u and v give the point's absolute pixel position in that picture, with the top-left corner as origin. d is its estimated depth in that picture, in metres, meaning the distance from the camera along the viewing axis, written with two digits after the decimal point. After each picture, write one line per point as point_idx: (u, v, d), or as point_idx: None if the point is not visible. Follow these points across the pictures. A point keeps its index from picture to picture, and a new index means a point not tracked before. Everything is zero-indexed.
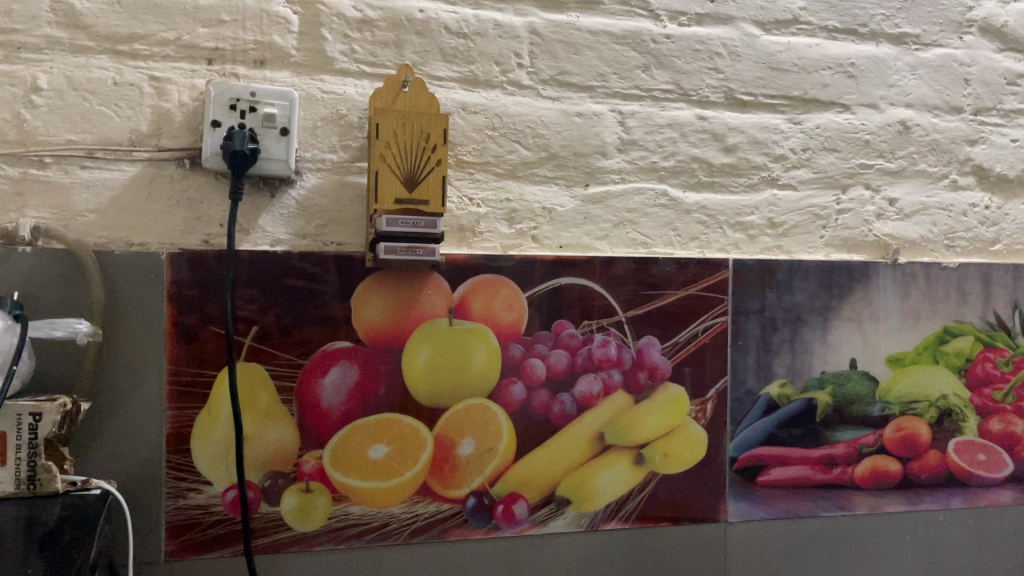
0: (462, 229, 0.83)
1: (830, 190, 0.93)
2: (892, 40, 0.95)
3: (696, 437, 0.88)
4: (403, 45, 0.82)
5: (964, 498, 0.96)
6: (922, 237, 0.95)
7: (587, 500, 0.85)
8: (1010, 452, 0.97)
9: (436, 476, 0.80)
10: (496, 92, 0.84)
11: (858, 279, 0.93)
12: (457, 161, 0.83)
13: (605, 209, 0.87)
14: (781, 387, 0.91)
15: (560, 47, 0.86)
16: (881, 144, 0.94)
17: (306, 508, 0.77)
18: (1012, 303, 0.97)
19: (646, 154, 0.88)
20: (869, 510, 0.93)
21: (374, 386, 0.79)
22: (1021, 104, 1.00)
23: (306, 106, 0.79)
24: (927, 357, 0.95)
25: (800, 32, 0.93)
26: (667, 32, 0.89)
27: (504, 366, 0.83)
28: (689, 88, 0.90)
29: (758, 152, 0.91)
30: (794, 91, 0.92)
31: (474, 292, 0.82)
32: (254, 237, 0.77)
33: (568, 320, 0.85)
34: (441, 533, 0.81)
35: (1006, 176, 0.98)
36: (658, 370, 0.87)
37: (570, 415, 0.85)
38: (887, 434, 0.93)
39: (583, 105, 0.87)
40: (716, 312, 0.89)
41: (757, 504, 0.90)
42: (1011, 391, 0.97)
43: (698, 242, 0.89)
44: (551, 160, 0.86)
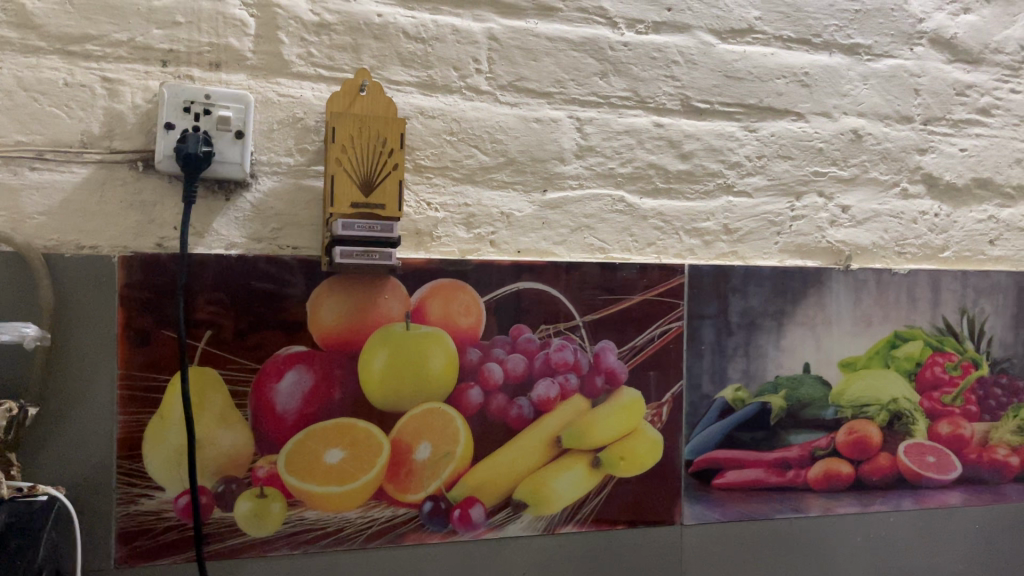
0: (420, 233, 0.83)
1: (784, 197, 0.94)
2: (845, 50, 0.97)
3: (652, 441, 0.89)
4: (360, 49, 0.82)
5: (914, 500, 0.98)
6: (874, 244, 0.97)
7: (544, 503, 0.85)
8: (959, 454, 0.99)
9: (392, 481, 0.80)
10: (454, 97, 0.85)
11: (811, 284, 0.94)
12: (415, 165, 0.83)
13: (562, 214, 0.88)
14: (736, 391, 0.92)
15: (517, 53, 0.87)
16: (834, 152, 0.96)
17: (261, 514, 0.76)
18: (961, 308, 0.99)
19: (604, 160, 0.89)
20: (822, 511, 0.95)
21: (330, 390, 0.79)
22: (971, 114, 1.02)
23: (262, 109, 0.79)
24: (879, 362, 0.97)
25: (755, 42, 0.94)
26: (625, 40, 0.90)
27: (461, 370, 0.83)
28: (646, 95, 0.91)
29: (714, 159, 0.92)
30: (749, 99, 0.94)
31: (432, 296, 0.82)
32: (209, 241, 0.77)
33: (526, 325, 0.85)
34: (397, 537, 0.81)
35: (955, 185, 1.00)
36: (615, 374, 0.88)
37: (527, 419, 0.85)
38: (839, 437, 0.95)
39: (541, 111, 0.87)
40: (672, 317, 0.90)
41: (712, 507, 0.91)
42: (960, 395, 0.99)
43: (655, 248, 0.90)
44: (509, 165, 0.86)
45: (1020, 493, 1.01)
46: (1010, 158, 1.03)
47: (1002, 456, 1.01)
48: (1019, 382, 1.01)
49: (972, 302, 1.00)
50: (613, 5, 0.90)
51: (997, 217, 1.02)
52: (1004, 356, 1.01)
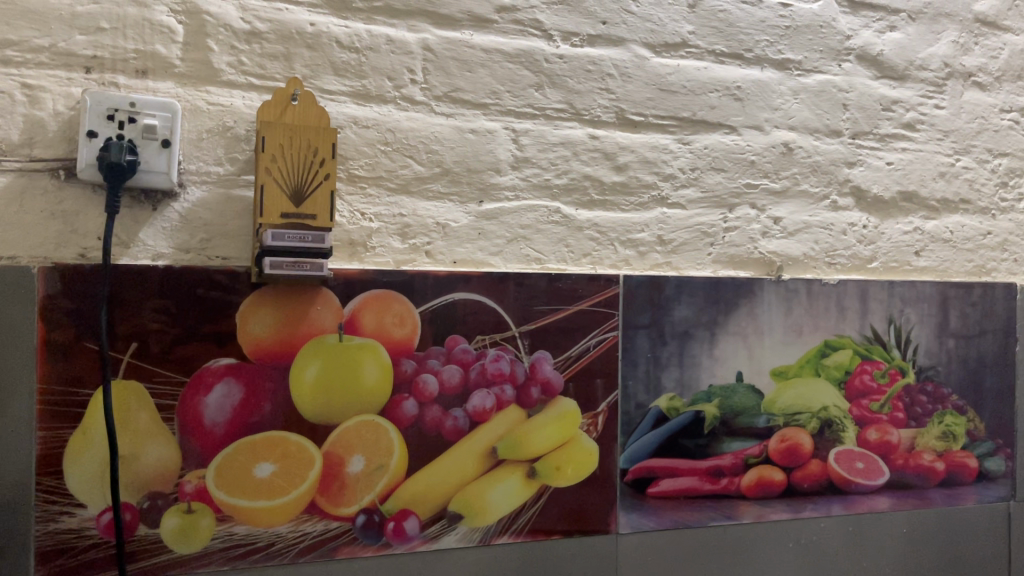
0: (353, 244, 0.82)
1: (716, 209, 0.96)
2: (775, 65, 0.99)
3: (588, 450, 0.89)
4: (292, 58, 0.81)
5: (844, 505, 1.00)
6: (804, 255, 0.99)
7: (479, 515, 0.85)
8: (886, 460, 1.01)
9: (324, 494, 0.80)
10: (389, 107, 0.84)
11: (743, 294, 0.96)
12: (349, 175, 0.82)
13: (498, 225, 0.88)
14: (670, 400, 0.93)
15: (452, 64, 0.87)
16: (766, 164, 0.98)
17: (188, 530, 0.75)
18: (888, 317, 1.02)
19: (539, 171, 0.89)
20: (754, 518, 0.96)
21: (261, 403, 0.78)
22: (897, 128, 1.04)
23: (191, 118, 0.77)
24: (809, 370, 0.99)
25: (688, 56, 0.96)
26: (560, 52, 0.91)
27: (395, 382, 0.83)
28: (581, 108, 0.91)
29: (648, 171, 0.93)
30: (683, 113, 0.95)
31: (365, 307, 0.82)
32: (134, 251, 0.75)
33: (461, 335, 0.85)
34: (329, 551, 0.80)
35: (882, 198, 1.03)
36: (550, 384, 0.88)
37: (462, 430, 0.85)
38: (771, 445, 0.97)
39: (476, 122, 0.87)
40: (608, 327, 0.90)
41: (647, 515, 0.92)
42: (887, 402, 1.02)
43: (590, 259, 0.91)
44: (444, 176, 0.86)
45: (945, 497, 1.04)
46: (935, 171, 1.05)
47: (928, 461, 1.03)
48: (944, 390, 1.04)
49: (898, 311, 1.02)
50: (548, 17, 0.90)
51: (922, 229, 1.05)
52: (929, 364, 1.04)
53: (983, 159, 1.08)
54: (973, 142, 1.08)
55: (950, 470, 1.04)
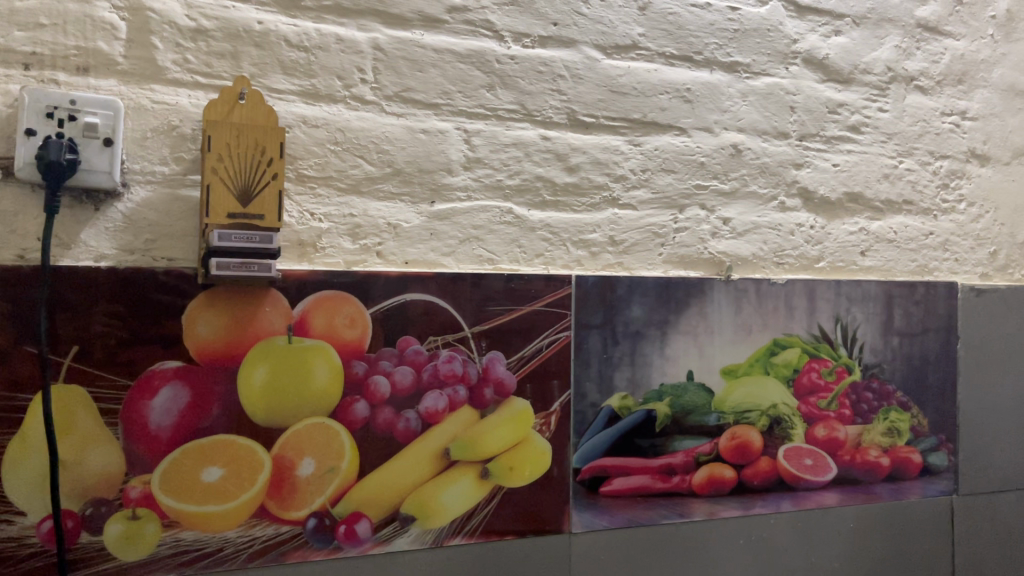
0: (303, 244, 0.82)
1: (667, 210, 0.97)
2: (724, 68, 1.00)
3: (540, 450, 0.90)
4: (240, 57, 0.80)
5: (793, 501, 1.01)
6: (754, 255, 1.01)
7: (432, 516, 0.85)
8: (834, 456, 1.03)
9: (274, 498, 0.79)
10: (338, 107, 0.84)
11: (693, 294, 0.97)
12: (298, 175, 0.82)
13: (450, 226, 0.87)
14: (622, 399, 0.94)
15: (403, 63, 0.86)
16: (715, 166, 0.99)
17: (133, 536, 0.73)
18: (835, 316, 1.04)
19: (491, 172, 0.89)
20: (706, 516, 0.97)
21: (208, 407, 0.77)
22: (843, 131, 1.06)
23: (135, 116, 0.76)
24: (759, 368, 1.00)
25: (639, 58, 0.96)
26: (512, 53, 0.91)
27: (346, 384, 0.82)
28: (532, 108, 0.92)
29: (600, 172, 0.94)
30: (634, 114, 0.96)
31: (315, 309, 0.81)
32: (76, 252, 0.74)
33: (413, 337, 0.85)
34: (278, 556, 0.79)
35: (829, 199, 1.05)
36: (503, 385, 0.88)
37: (415, 432, 0.85)
38: (722, 443, 0.98)
39: (428, 122, 0.87)
40: (560, 327, 0.91)
41: (600, 514, 0.92)
42: (834, 400, 1.04)
43: (543, 259, 0.91)
44: (396, 176, 0.86)
45: (891, 492, 1.06)
46: (879, 173, 1.08)
47: (874, 457, 1.05)
48: (889, 387, 1.07)
49: (845, 310, 1.04)
50: (499, 18, 0.90)
51: (868, 229, 1.07)
52: (875, 362, 1.06)
53: (925, 161, 1.11)
54: (915, 144, 1.10)
55: (896, 465, 1.07)
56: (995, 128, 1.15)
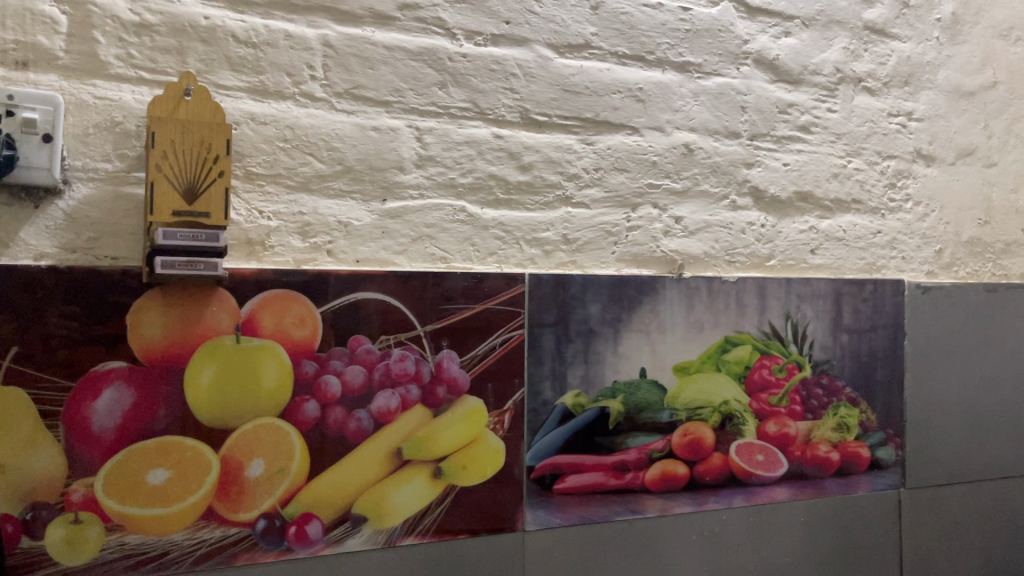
0: (251, 242, 0.81)
1: (620, 209, 0.97)
2: (676, 68, 1.01)
3: (494, 448, 0.90)
4: (186, 52, 0.79)
5: (745, 497, 1.02)
6: (705, 253, 1.01)
7: (384, 516, 0.84)
8: (785, 452, 1.05)
9: (222, 500, 0.78)
10: (287, 104, 0.83)
11: (646, 292, 0.98)
12: (245, 172, 0.81)
13: (402, 224, 0.87)
14: (576, 397, 0.94)
15: (353, 60, 0.86)
16: (667, 165, 1.00)
17: (75, 541, 0.72)
18: (785, 313, 1.05)
19: (444, 170, 0.89)
20: (659, 512, 0.98)
21: (154, 408, 0.75)
22: (793, 131, 1.08)
23: (76, 112, 0.75)
24: (710, 365, 1.01)
25: (591, 57, 0.97)
26: (464, 51, 0.90)
27: (296, 384, 0.81)
28: (485, 107, 0.91)
29: (553, 171, 0.94)
30: (586, 113, 0.96)
31: (264, 308, 0.80)
32: (15, 251, 0.72)
33: (365, 336, 0.84)
34: (226, 558, 0.78)
35: (779, 198, 1.06)
36: (456, 383, 0.88)
37: (366, 432, 0.84)
38: (675, 439, 0.99)
39: (379, 120, 0.87)
40: (514, 325, 0.91)
41: (554, 512, 0.93)
42: (785, 396, 1.05)
43: (496, 258, 0.91)
44: (346, 174, 0.85)
45: (841, 487, 1.08)
46: (828, 172, 1.09)
47: (824, 452, 1.07)
48: (838, 382, 1.09)
49: (795, 308, 1.06)
50: (451, 16, 0.90)
51: (817, 228, 1.09)
52: (824, 359, 1.08)
53: (873, 161, 1.13)
54: (863, 144, 1.12)
55: (845, 460, 1.08)
56: (940, 129, 1.18)
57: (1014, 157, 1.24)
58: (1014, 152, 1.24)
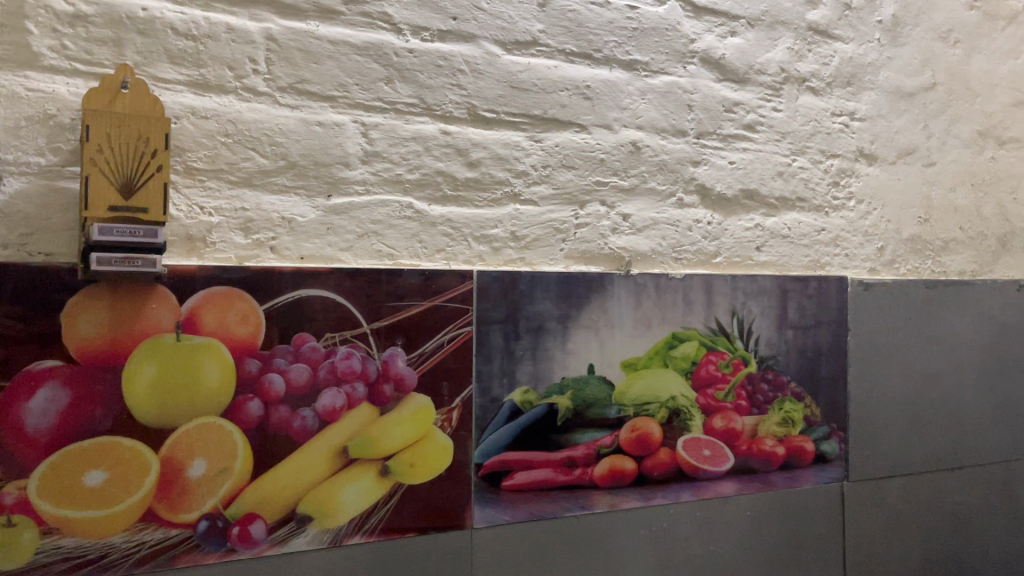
0: (192, 239, 0.80)
1: (568, 206, 0.98)
2: (624, 66, 1.02)
3: (442, 446, 0.89)
4: (123, 44, 0.77)
5: (692, 491, 1.04)
6: (653, 250, 1.02)
7: (330, 515, 0.84)
8: (731, 447, 1.06)
9: (162, 501, 0.76)
10: (229, 98, 0.82)
11: (594, 289, 0.98)
12: (186, 167, 0.79)
13: (348, 220, 0.86)
14: (524, 394, 0.94)
15: (298, 55, 0.85)
16: (615, 163, 1.00)
17: (9, 545, 0.70)
18: (731, 310, 1.07)
19: (390, 166, 0.89)
20: (607, 508, 0.98)
21: (90, 408, 0.74)
22: (738, 129, 1.09)
23: (8, 104, 0.73)
24: (658, 361, 1.02)
25: (539, 54, 0.97)
26: (410, 46, 0.90)
27: (239, 383, 0.80)
28: (431, 103, 0.91)
29: (501, 168, 0.94)
30: (534, 110, 0.96)
31: (205, 305, 0.79)
32: None
33: (309, 333, 0.83)
34: (167, 560, 0.76)
35: (725, 195, 1.07)
36: (404, 381, 0.88)
37: (311, 431, 0.83)
38: (623, 435, 0.99)
39: (323, 115, 0.86)
40: (462, 322, 0.90)
41: (503, 509, 0.92)
42: (731, 391, 1.07)
43: (444, 254, 0.91)
44: (290, 169, 0.84)
45: (786, 480, 1.10)
46: (773, 171, 1.11)
47: (769, 447, 1.09)
48: (783, 377, 1.10)
49: (740, 304, 1.07)
50: (397, 11, 0.89)
51: (762, 226, 1.10)
52: (770, 354, 1.09)
53: (817, 159, 1.15)
54: (807, 143, 1.14)
55: (790, 454, 1.10)
56: (882, 129, 1.20)
57: (952, 156, 1.27)
58: (953, 152, 1.27)
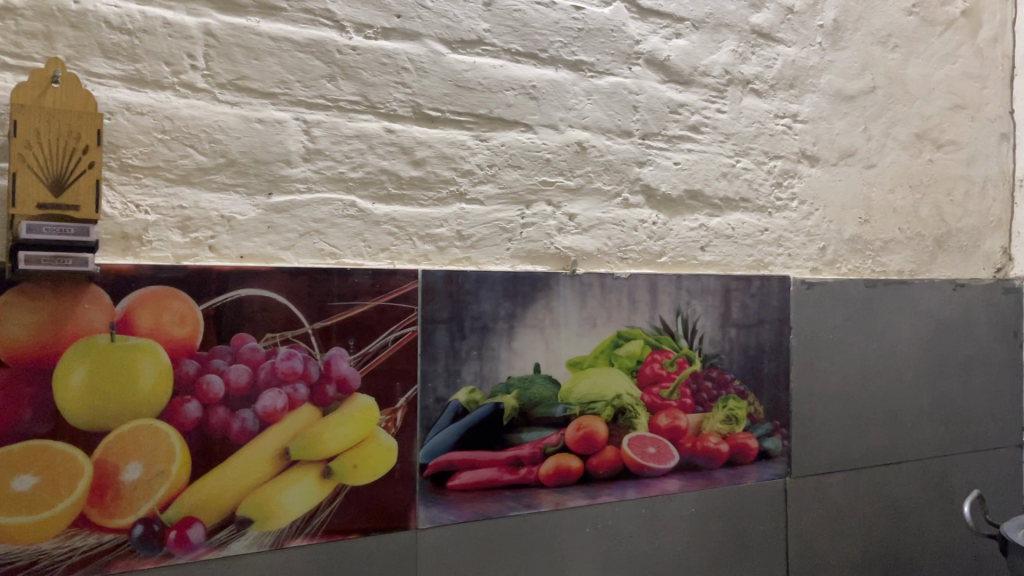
0: (127, 237, 0.78)
1: (514, 206, 0.98)
2: (569, 66, 1.02)
3: (386, 447, 0.89)
4: (54, 37, 0.75)
5: (637, 489, 1.04)
6: (598, 250, 1.03)
7: (270, 518, 0.83)
8: (676, 444, 1.07)
9: (95, 505, 0.74)
10: (166, 94, 0.80)
11: (540, 288, 0.98)
12: (120, 164, 0.78)
13: (289, 218, 0.85)
14: (469, 393, 0.94)
15: (238, 51, 0.83)
16: (561, 163, 1.01)
17: None
18: (675, 309, 1.08)
19: (333, 164, 0.88)
20: (553, 506, 0.99)
21: (19, 411, 0.72)
22: (683, 130, 1.10)
23: None
24: (603, 360, 1.03)
25: (484, 53, 0.97)
26: (353, 44, 0.89)
27: (176, 384, 0.79)
28: (375, 100, 0.90)
29: (446, 167, 0.94)
30: (479, 109, 0.96)
31: (141, 305, 0.77)
32: None
33: (249, 333, 0.82)
34: (101, 566, 0.75)
35: (670, 196, 1.09)
36: (346, 382, 0.87)
37: (251, 432, 0.82)
38: (568, 434, 1.00)
39: (264, 112, 0.85)
40: (406, 322, 0.90)
41: (447, 509, 0.92)
42: (676, 389, 1.08)
43: (388, 253, 0.90)
44: (230, 166, 0.83)
45: (730, 477, 1.11)
46: (718, 171, 1.12)
47: (713, 444, 1.10)
48: (726, 375, 1.12)
49: (685, 303, 1.08)
50: (340, 8, 0.88)
51: (707, 226, 1.11)
52: (713, 352, 1.11)
53: (760, 161, 1.16)
54: (751, 145, 1.16)
55: (733, 451, 1.12)
56: (823, 131, 1.22)
57: (891, 158, 1.30)
58: (891, 154, 1.30)
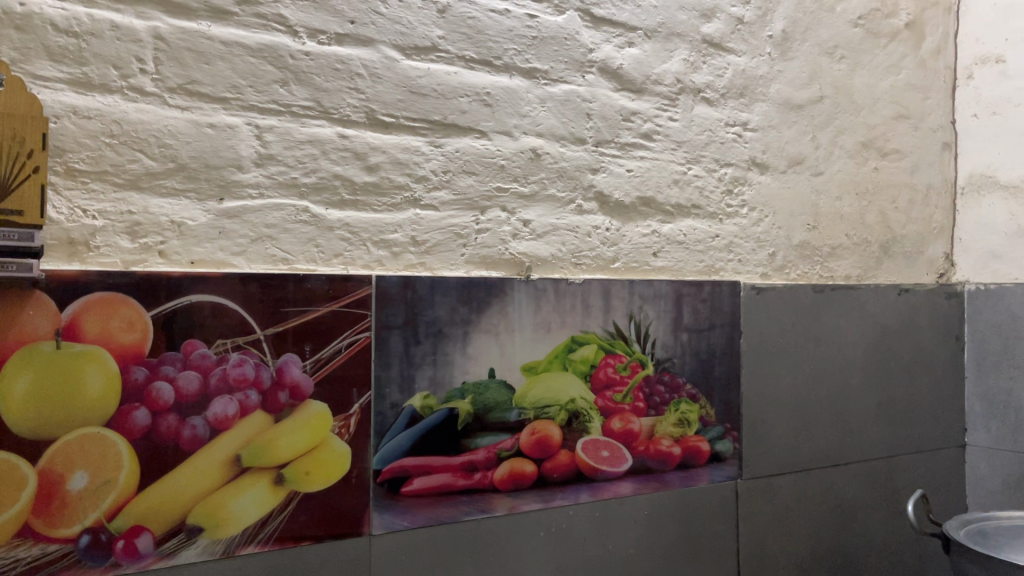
0: (73, 243, 0.77)
1: (468, 211, 0.98)
2: (524, 73, 1.03)
3: (339, 453, 0.88)
4: None
5: (590, 492, 1.05)
6: (552, 256, 1.04)
7: (221, 526, 0.82)
8: (629, 447, 1.09)
9: (40, 515, 0.73)
10: (114, 98, 0.79)
11: (494, 293, 0.99)
12: (66, 169, 0.77)
13: (240, 224, 0.85)
14: (424, 399, 0.94)
15: (188, 55, 0.83)
16: (515, 169, 1.02)
17: None
18: (628, 313, 1.09)
19: (285, 169, 0.87)
20: (507, 510, 0.99)
21: None
22: (635, 138, 1.12)
23: None
24: (557, 365, 1.04)
25: (438, 60, 0.97)
26: (306, 49, 0.89)
27: (124, 391, 0.78)
28: (329, 106, 0.90)
29: (400, 172, 0.94)
30: (434, 115, 0.96)
31: (87, 312, 0.76)
32: None
33: (199, 340, 0.81)
34: None
35: (623, 202, 1.10)
36: (298, 388, 0.87)
37: (202, 440, 0.81)
38: (523, 439, 1.01)
39: (214, 116, 0.84)
40: (360, 328, 0.90)
41: (401, 514, 0.92)
42: (629, 393, 1.09)
43: (342, 259, 0.90)
44: (180, 171, 0.82)
45: (682, 479, 1.13)
46: (669, 178, 1.14)
47: (665, 447, 1.12)
48: (678, 379, 1.14)
49: (637, 308, 1.10)
50: (293, 13, 0.88)
51: (659, 232, 1.13)
52: (665, 357, 1.12)
53: (711, 168, 1.18)
54: (702, 152, 1.18)
55: (685, 454, 1.13)
56: (773, 139, 1.25)
57: (838, 166, 1.33)
58: (838, 162, 1.33)
